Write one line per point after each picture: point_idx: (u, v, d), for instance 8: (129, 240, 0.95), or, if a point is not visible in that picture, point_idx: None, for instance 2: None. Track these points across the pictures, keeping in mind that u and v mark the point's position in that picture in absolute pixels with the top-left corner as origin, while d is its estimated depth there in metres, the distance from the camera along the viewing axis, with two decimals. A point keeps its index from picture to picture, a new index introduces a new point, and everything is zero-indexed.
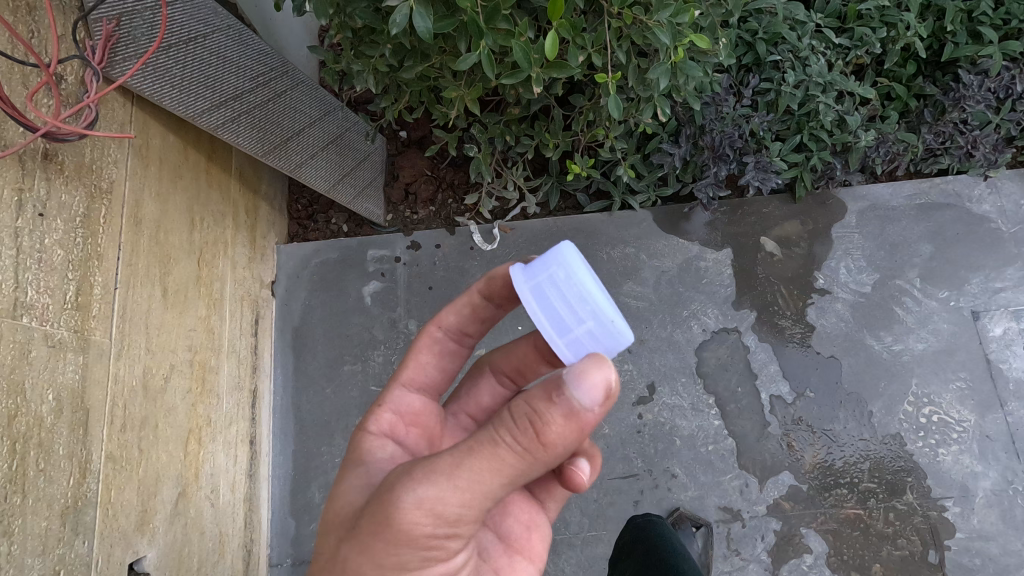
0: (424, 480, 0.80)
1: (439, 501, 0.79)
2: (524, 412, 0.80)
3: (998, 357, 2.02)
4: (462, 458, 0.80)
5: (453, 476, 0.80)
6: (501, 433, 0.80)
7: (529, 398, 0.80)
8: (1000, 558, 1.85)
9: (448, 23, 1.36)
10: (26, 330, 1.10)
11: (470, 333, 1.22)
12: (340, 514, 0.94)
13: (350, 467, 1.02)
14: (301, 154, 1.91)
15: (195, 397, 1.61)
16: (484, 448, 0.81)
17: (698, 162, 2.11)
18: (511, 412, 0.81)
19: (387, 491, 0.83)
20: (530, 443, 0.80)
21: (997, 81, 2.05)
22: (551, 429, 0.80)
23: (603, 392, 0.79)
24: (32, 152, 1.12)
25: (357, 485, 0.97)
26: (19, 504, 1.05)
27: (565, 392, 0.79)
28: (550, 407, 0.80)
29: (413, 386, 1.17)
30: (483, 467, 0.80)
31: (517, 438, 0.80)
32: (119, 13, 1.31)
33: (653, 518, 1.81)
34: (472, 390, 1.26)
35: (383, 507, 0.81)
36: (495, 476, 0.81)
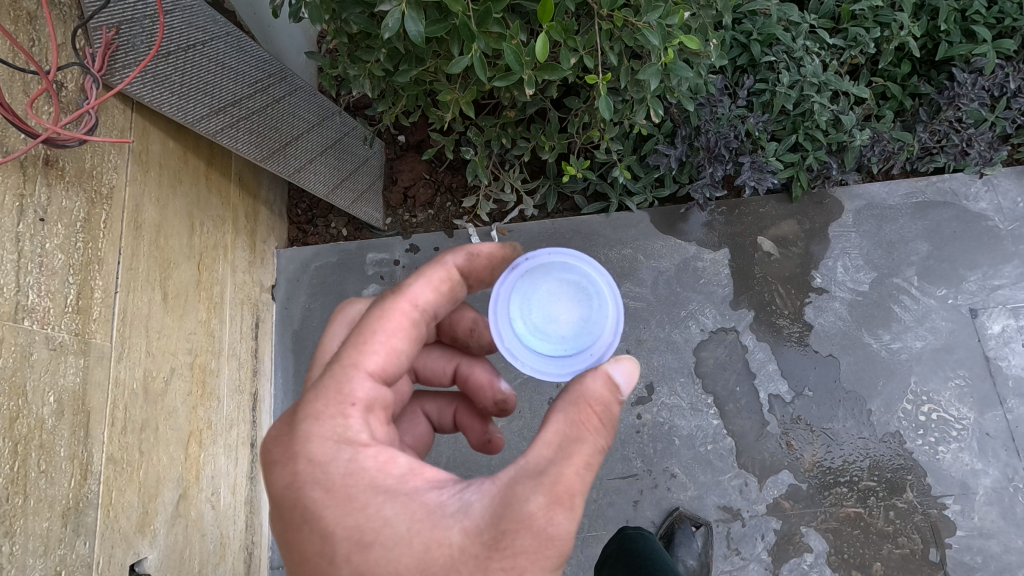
0: (572, 505, 0.87)
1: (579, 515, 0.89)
2: (605, 415, 0.94)
3: (997, 355, 2.02)
4: (586, 470, 0.90)
5: (584, 489, 0.89)
6: (599, 438, 0.92)
7: (609, 400, 0.95)
8: (1001, 556, 1.85)
9: (440, 27, 1.39)
10: (26, 334, 1.12)
11: (437, 313, 1.12)
12: (440, 563, 0.85)
13: (387, 501, 0.89)
14: (299, 159, 1.93)
15: (196, 400, 1.62)
16: (594, 460, 0.91)
17: (693, 163, 2.12)
18: (598, 419, 0.93)
19: (537, 527, 0.84)
20: (608, 440, 0.95)
21: (991, 79, 2.05)
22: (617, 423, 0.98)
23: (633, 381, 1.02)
24: (33, 158, 1.14)
25: (422, 520, 0.87)
26: (21, 506, 1.06)
27: (621, 387, 0.97)
28: (619, 403, 0.96)
29: (384, 376, 1.01)
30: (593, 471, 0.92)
31: (606, 436, 0.94)
32: (118, 21, 1.34)
33: (643, 532, 1.85)
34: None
35: (544, 541, 0.85)
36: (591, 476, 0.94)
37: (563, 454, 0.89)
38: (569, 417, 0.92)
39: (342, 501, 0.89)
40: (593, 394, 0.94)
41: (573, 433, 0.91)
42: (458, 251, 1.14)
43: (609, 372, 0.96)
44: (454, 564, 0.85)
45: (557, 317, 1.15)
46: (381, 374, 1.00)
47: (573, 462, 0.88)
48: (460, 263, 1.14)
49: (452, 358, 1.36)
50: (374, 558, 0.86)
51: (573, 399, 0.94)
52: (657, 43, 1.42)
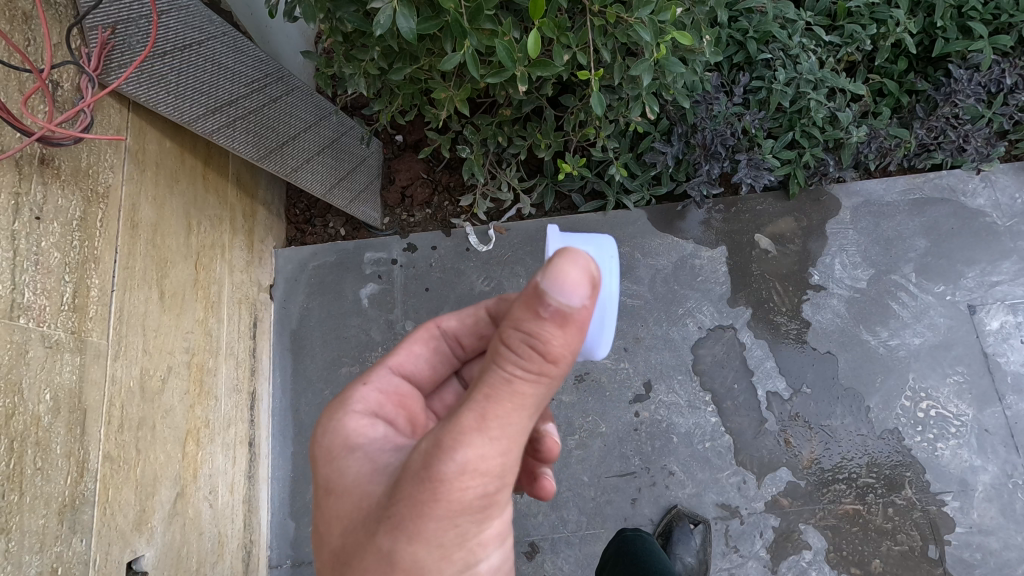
0: (457, 446, 0.75)
1: (483, 459, 0.77)
2: (520, 339, 0.76)
3: (995, 351, 2.01)
4: (486, 406, 0.77)
5: (484, 428, 0.76)
6: (511, 367, 0.77)
7: (525, 324, 0.76)
8: (1001, 552, 1.84)
9: (433, 24, 1.40)
10: (23, 331, 1.12)
11: (465, 343, 1.23)
12: (360, 513, 0.86)
13: (348, 456, 0.94)
14: (296, 159, 1.93)
15: (193, 398, 1.63)
16: (502, 391, 0.77)
17: (690, 161, 2.13)
18: (508, 344, 0.77)
19: (416, 472, 0.78)
20: (541, 366, 0.77)
21: (987, 75, 2.06)
22: (560, 340, 0.77)
23: (586, 284, 0.75)
24: (29, 157, 1.15)
25: (366, 474, 0.91)
26: (17, 502, 1.07)
27: (547, 300, 0.74)
28: (543, 321, 0.75)
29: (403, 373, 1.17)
30: (509, 403, 0.78)
31: (529, 363, 0.77)
32: (114, 21, 1.35)
33: (642, 534, 1.85)
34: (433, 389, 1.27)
35: (422, 488, 0.76)
36: (526, 405, 0.80)
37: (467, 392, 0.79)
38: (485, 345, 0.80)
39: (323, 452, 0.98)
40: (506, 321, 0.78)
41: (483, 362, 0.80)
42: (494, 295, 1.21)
43: (534, 285, 0.74)
44: (368, 514, 0.85)
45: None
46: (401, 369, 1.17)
47: (471, 400, 0.77)
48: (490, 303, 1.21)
49: None
50: (329, 504, 0.92)
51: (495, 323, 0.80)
52: (649, 39, 1.43)
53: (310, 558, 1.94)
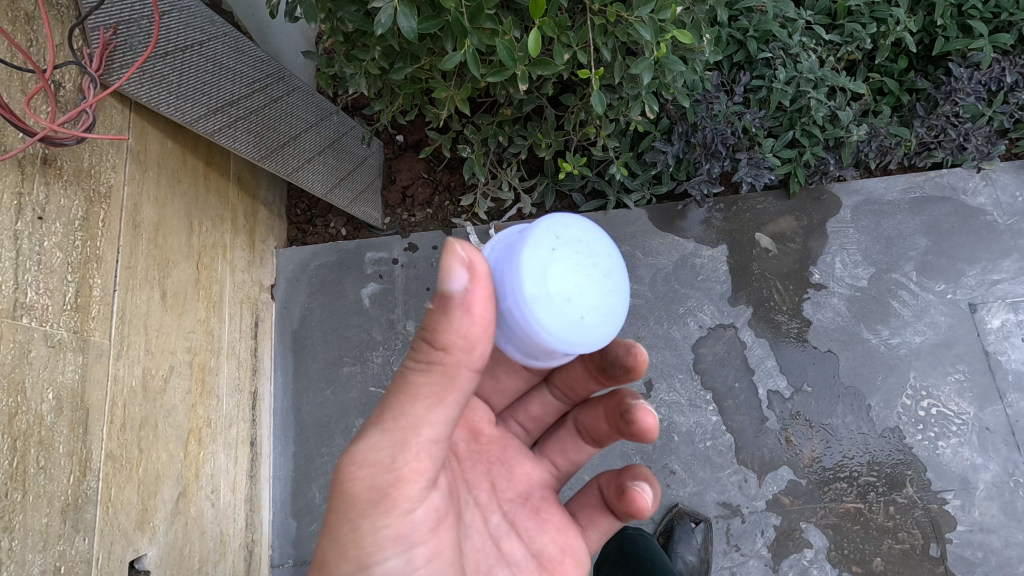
0: (363, 437, 0.96)
1: (373, 449, 0.95)
2: (420, 335, 0.92)
3: (996, 349, 2.01)
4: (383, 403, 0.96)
5: (381, 421, 0.95)
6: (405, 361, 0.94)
7: (426, 319, 0.91)
8: (1002, 551, 1.84)
9: (434, 23, 1.40)
10: (26, 331, 1.13)
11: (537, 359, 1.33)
12: None
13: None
14: (297, 159, 1.93)
15: (195, 398, 1.63)
16: (402, 385, 0.93)
17: (690, 160, 2.13)
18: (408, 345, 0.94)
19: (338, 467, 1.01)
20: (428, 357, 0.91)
21: (987, 74, 2.06)
22: (446, 327, 0.89)
23: (466, 273, 0.87)
24: (31, 157, 1.16)
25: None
26: (21, 501, 1.07)
27: (439, 292, 0.88)
28: (433, 315, 0.89)
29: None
30: (398, 397, 0.94)
31: (417, 357, 0.92)
32: (115, 22, 1.35)
33: (644, 534, 1.85)
34: (525, 401, 1.46)
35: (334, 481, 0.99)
36: (420, 396, 0.93)
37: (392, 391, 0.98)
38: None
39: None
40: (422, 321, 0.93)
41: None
42: None
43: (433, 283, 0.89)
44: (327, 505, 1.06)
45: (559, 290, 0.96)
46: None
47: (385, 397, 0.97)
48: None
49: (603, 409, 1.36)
50: None
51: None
52: (649, 37, 1.43)
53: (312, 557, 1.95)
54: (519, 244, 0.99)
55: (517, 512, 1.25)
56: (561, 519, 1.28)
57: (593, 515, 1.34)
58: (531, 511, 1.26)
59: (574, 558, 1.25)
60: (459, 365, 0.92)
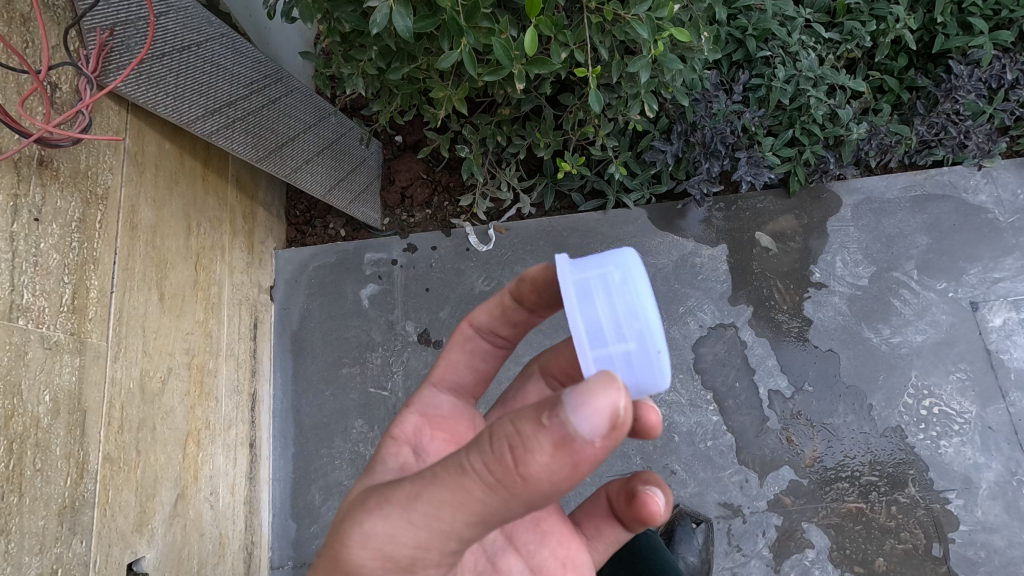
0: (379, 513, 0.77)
1: (392, 543, 0.76)
2: (506, 433, 0.67)
3: (998, 348, 2.00)
4: (424, 488, 0.74)
5: (409, 508, 0.75)
6: (473, 456, 0.70)
7: (522, 425, 0.67)
8: (1006, 550, 1.83)
9: (429, 23, 1.41)
10: (22, 332, 1.12)
11: (504, 335, 1.15)
12: None
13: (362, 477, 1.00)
14: (296, 160, 1.92)
15: (193, 400, 1.63)
16: (451, 478, 0.71)
17: (689, 159, 2.12)
18: (483, 435, 0.70)
19: (343, 520, 0.83)
20: (503, 475, 0.68)
21: (988, 71, 2.05)
22: (540, 460, 0.66)
23: (604, 420, 0.65)
24: (27, 158, 1.15)
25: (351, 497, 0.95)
26: (17, 504, 1.07)
27: (559, 414, 0.66)
28: (540, 429, 0.66)
29: (444, 385, 1.16)
30: (446, 498, 0.72)
31: (489, 469, 0.68)
32: (112, 23, 1.35)
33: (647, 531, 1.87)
34: (519, 392, 1.22)
35: (333, 536, 0.83)
36: (466, 510, 0.72)
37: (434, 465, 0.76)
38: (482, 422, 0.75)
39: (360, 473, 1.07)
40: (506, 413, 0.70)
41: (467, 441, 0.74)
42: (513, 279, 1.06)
43: (560, 392, 0.67)
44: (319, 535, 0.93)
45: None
46: (441, 384, 1.16)
47: (425, 474, 0.75)
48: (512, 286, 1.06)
49: None
50: None
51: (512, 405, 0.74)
52: (646, 36, 1.43)
53: (311, 559, 1.94)
54: (648, 343, 0.83)
55: (517, 527, 1.20)
56: (562, 531, 1.23)
57: (599, 526, 1.28)
58: (531, 523, 1.22)
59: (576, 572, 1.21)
60: (531, 502, 0.70)
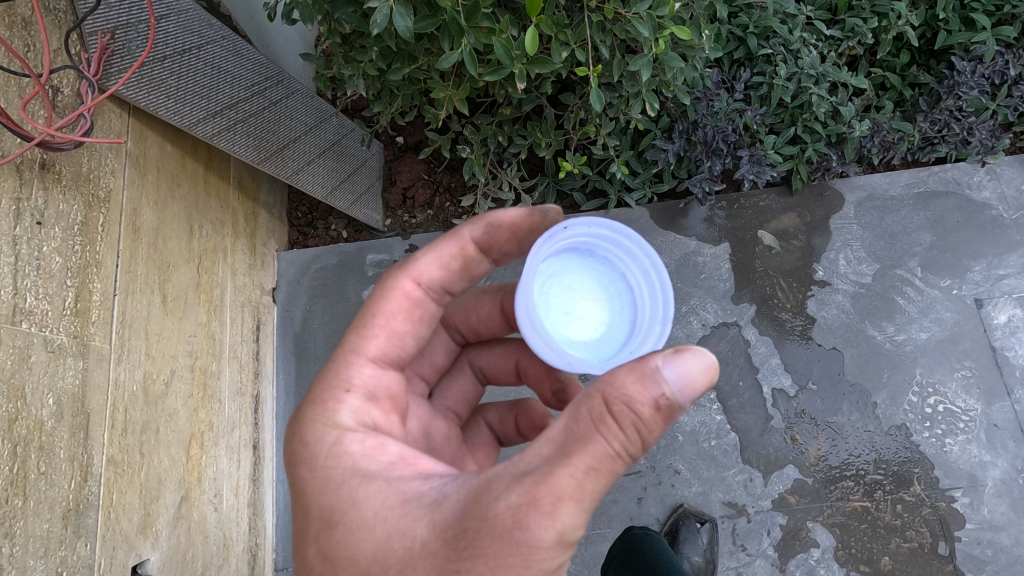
0: (554, 511, 0.81)
1: (573, 528, 0.83)
2: (635, 415, 0.84)
3: (1003, 345, 1.99)
4: (586, 478, 0.83)
5: (581, 499, 0.82)
6: (616, 442, 0.83)
7: (657, 405, 0.84)
8: (1012, 548, 1.83)
9: (430, 23, 1.41)
10: (25, 336, 1.12)
11: (449, 289, 1.19)
12: (399, 552, 0.88)
13: (364, 486, 0.94)
14: (297, 162, 1.92)
15: (196, 402, 1.63)
16: (606, 465, 0.83)
17: (691, 158, 2.11)
18: (615, 422, 0.83)
19: (504, 530, 0.81)
20: (643, 447, 0.85)
21: (991, 67, 2.05)
22: (662, 426, 0.87)
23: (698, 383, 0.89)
24: (30, 162, 1.16)
25: (394, 507, 0.91)
26: (20, 507, 1.07)
27: (673, 389, 0.85)
28: (665, 403, 0.85)
29: (386, 361, 1.10)
30: (604, 482, 0.84)
31: (633, 447, 0.84)
32: (113, 26, 1.35)
33: (649, 532, 1.84)
34: (428, 350, 1.37)
35: (513, 548, 0.80)
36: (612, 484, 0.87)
37: (562, 454, 0.84)
38: (584, 410, 0.85)
39: (321, 482, 0.97)
40: (621, 394, 0.84)
41: (583, 429, 0.84)
42: (476, 225, 1.16)
43: (658, 368, 0.85)
44: (412, 557, 0.87)
45: (580, 313, 1.13)
46: (383, 358, 1.09)
47: (572, 464, 0.82)
48: (477, 235, 1.17)
49: (510, 355, 1.40)
50: (336, 537, 0.93)
51: (596, 385, 0.87)
52: (646, 34, 1.43)
53: None
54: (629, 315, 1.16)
55: None
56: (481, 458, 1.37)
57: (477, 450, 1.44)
58: None
59: None
60: None
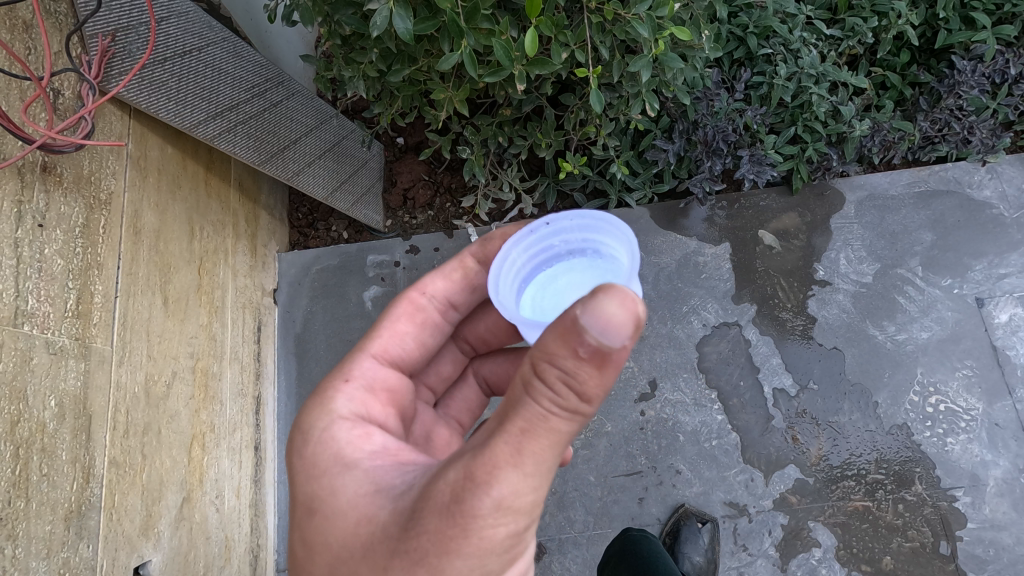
0: (489, 482, 0.77)
1: (517, 495, 0.79)
2: (561, 374, 0.77)
3: (1005, 344, 1.99)
4: (521, 443, 0.78)
5: (520, 464, 0.78)
6: (546, 402, 0.78)
7: (586, 359, 0.76)
8: (1014, 548, 1.82)
9: (430, 24, 1.41)
10: (26, 338, 1.13)
11: (454, 304, 1.26)
12: (365, 536, 0.87)
13: (343, 474, 0.94)
14: (298, 163, 1.93)
15: (198, 403, 1.63)
16: (540, 427, 0.78)
17: (692, 157, 2.11)
18: (539, 384, 0.78)
19: (444, 506, 0.78)
20: (579, 404, 0.79)
21: (991, 66, 2.05)
22: (599, 379, 0.79)
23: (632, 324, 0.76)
24: (31, 165, 1.16)
25: (366, 495, 0.90)
26: (23, 509, 1.07)
27: (596, 340, 0.75)
28: (593, 356, 0.76)
29: (387, 359, 1.16)
30: (546, 443, 0.79)
31: (566, 404, 0.78)
32: (114, 28, 1.36)
33: (647, 534, 1.84)
34: (434, 362, 1.37)
35: (454, 522, 0.78)
36: (558, 442, 0.81)
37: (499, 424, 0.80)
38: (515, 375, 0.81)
39: (307, 469, 0.97)
40: (544, 354, 0.78)
41: (515, 395, 0.81)
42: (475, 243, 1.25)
43: (574, 320, 0.75)
44: (374, 542, 0.86)
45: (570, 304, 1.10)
46: (384, 357, 1.15)
47: (505, 433, 0.78)
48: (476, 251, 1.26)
49: (513, 362, 1.40)
50: (316, 524, 0.93)
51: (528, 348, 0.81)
52: (646, 35, 1.43)
53: None
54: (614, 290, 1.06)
55: None
56: None
57: None
58: None
59: None
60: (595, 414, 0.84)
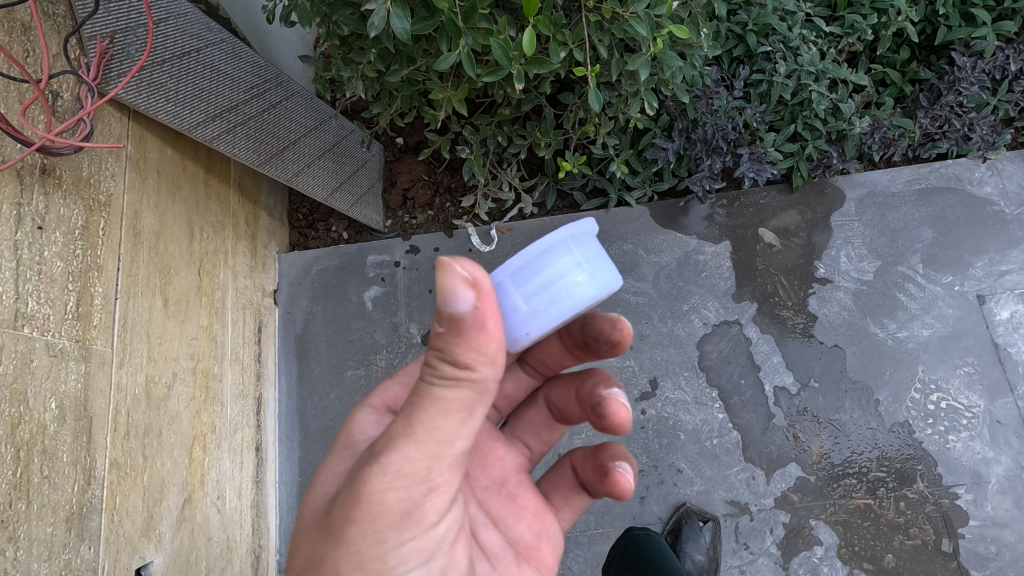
0: (381, 453, 0.85)
1: (406, 464, 0.85)
2: (437, 349, 0.81)
3: (1006, 341, 1.99)
4: (407, 416, 0.83)
5: (410, 435, 0.84)
6: (428, 376, 0.82)
7: (449, 331, 0.79)
8: (1016, 545, 1.82)
9: (427, 24, 1.41)
10: (27, 341, 1.13)
11: None
12: (315, 508, 0.98)
13: (335, 454, 1.05)
14: (297, 163, 1.93)
15: (198, 404, 1.63)
16: (425, 398, 0.82)
17: (692, 156, 2.11)
18: (424, 361, 0.82)
19: (351, 478, 0.88)
20: (458, 373, 0.81)
21: (991, 62, 2.04)
22: (471, 347, 0.80)
23: (473, 288, 0.77)
24: (30, 167, 1.16)
25: (336, 474, 1.01)
26: (24, 511, 1.07)
27: (451, 311, 0.78)
28: (454, 326, 0.79)
29: None
30: (434, 413, 0.82)
31: (443, 374, 0.81)
32: (113, 30, 1.36)
33: (650, 533, 1.84)
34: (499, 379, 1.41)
35: (354, 492, 0.87)
36: (453, 412, 0.83)
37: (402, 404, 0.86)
38: None
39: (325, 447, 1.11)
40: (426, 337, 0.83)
41: None
42: None
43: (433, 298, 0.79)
44: (316, 514, 0.96)
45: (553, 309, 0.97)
46: None
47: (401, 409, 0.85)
48: None
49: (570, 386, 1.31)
50: None
51: None
52: (645, 34, 1.43)
53: None
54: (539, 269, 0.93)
55: (493, 502, 1.23)
56: (536, 504, 1.27)
57: (567, 495, 1.36)
58: (505, 498, 1.24)
59: (550, 543, 1.25)
60: (492, 382, 0.85)
